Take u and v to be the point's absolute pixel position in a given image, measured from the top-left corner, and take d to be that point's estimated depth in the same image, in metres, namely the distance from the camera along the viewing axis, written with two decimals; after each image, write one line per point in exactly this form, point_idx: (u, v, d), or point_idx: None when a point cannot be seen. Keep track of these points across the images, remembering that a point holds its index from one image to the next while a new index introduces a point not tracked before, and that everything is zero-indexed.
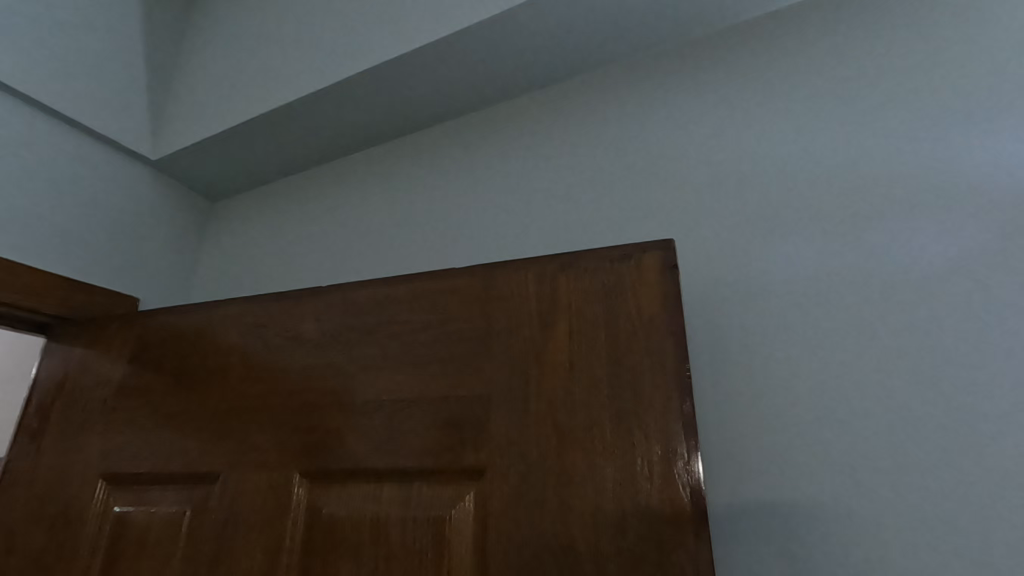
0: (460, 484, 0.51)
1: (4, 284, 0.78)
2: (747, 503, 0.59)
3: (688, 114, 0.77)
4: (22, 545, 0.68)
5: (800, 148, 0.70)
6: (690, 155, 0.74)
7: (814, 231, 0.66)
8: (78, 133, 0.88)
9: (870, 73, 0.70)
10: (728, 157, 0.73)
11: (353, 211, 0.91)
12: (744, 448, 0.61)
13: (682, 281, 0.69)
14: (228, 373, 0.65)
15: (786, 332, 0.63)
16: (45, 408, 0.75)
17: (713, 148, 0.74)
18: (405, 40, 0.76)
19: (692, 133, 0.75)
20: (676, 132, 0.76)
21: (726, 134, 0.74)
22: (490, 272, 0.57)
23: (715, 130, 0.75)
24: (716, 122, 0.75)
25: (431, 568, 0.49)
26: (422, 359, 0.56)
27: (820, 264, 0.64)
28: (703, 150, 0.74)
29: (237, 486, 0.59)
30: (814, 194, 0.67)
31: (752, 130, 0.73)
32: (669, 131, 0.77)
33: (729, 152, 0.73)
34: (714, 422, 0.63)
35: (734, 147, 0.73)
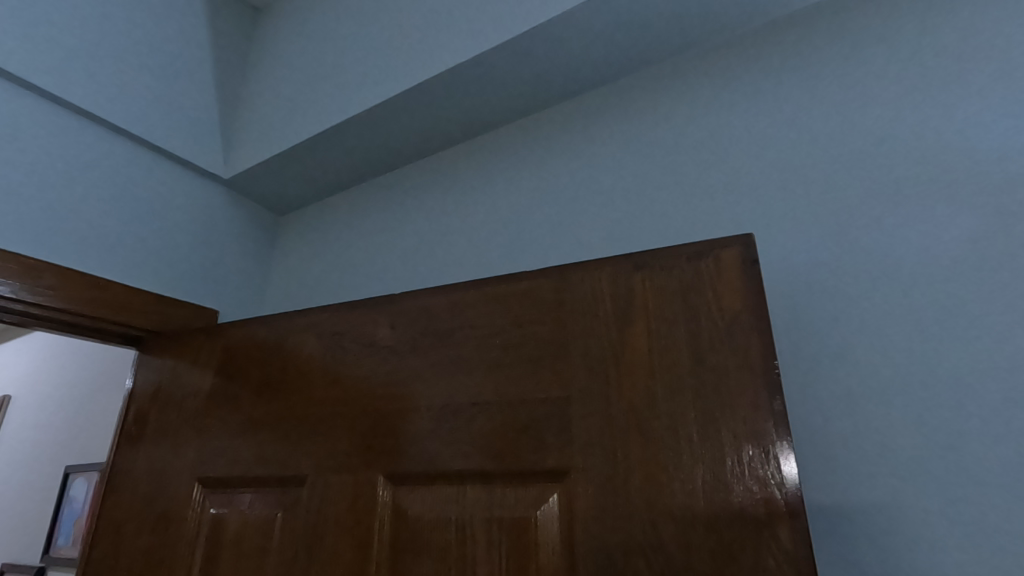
0: (544, 485, 0.51)
1: (99, 301, 0.85)
2: (843, 504, 0.55)
3: (749, 102, 0.74)
4: (130, 544, 0.73)
5: (874, 126, 0.65)
6: (752, 144, 0.72)
7: (904, 210, 0.60)
8: (158, 157, 0.96)
9: (952, 37, 0.64)
10: (796, 141, 0.69)
11: (417, 218, 0.93)
12: (829, 446, 0.57)
13: (763, 271, 0.65)
14: (310, 381, 0.68)
15: (879, 321, 0.58)
16: (142, 417, 0.81)
17: (779, 134, 0.70)
18: (457, 51, 0.79)
19: (753, 120, 0.73)
20: (738, 120, 0.74)
21: (793, 119, 0.70)
22: (562, 274, 0.57)
23: (778, 116, 0.71)
24: (779, 107, 0.72)
25: (519, 569, 0.50)
26: (498, 364, 0.57)
27: (913, 246, 0.59)
28: (767, 137, 0.71)
29: (324, 489, 0.62)
30: (894, 173, 0.62)
31: (824, 110, 0.69)
32: (729, 121, 0.74)
33: (797, 136, 0.69)
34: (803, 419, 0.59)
35: (801, 130, 0.69)
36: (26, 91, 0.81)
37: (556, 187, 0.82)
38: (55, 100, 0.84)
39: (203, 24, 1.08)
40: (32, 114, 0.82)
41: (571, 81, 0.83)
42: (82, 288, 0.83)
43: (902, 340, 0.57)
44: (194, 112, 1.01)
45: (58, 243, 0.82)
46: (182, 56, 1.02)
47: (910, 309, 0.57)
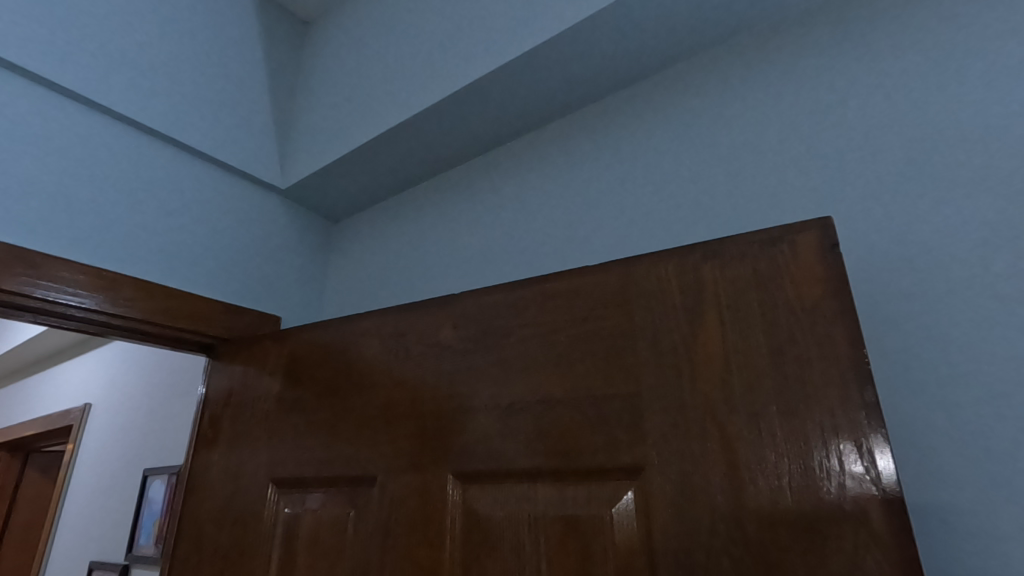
0: (618, 483, 0.50)
1: (174, 310, 0.89)
2: (949, 509, 0.49)
3: (808, 72, 0.68)
4: (211, 542, 0.76)
5: (959, 86, 0.58)
6: (816, 115, 0.66)
7: (1003, 177, 0.53)
8: (219, 172, 1.01)
9: None
10: (867, 109, 0.63)
11: (470, 219, 0.93)
12: (929, 446, 0.51)
13: (845, 259, 0.59)
14: (375, 382, 0.69)
15: (982, 303, 0.51)
16: (217, 421, 0.84)
17: (845, 103, 0.65)
18: (504, 50, 0.79)
19: (815, 91, 0.67)
20: (798, 91, 0.68)
21: (862, 85, 0.64)
22: (627, 267, 0.56)
23: (841, 83, 0.66)
24: (844, 73, 0.66)
25: (596, 568, 0.49)
26: (564, 360, 0.56)
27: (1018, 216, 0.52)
28: (832, 107, 0.65)
29: (394, 488, 0.62)
30: (989, 138, 0.55)
31: (898, 72, 0.62)
32: (787, 96, 0.69)
33: (867, 103, 0.63)
34: (897, 416, 0.53)
35: (874, 96, 0.63)
36: (97, 112, 0.87)
37: (608, 178, 0.80)
38: (124, 119, 0.89)
39: (255, 41, 1.12)
40: (103, 134, 0.87)
41: (614, 66, 0.79)
42: (158, 298, 0.88)
43: (1002, 324, 0.50)
44: (252, 128, 1.06)
45: (134, 256, 0.87)
46: (238, 75, 1.07)
47: (1013, 288, 0.50)
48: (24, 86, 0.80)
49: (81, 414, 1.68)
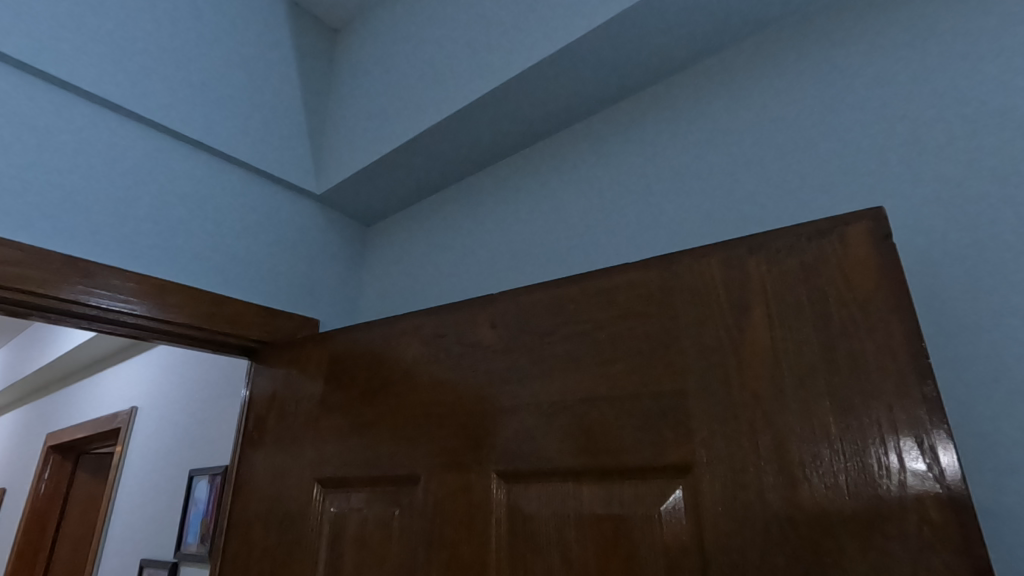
0: (666, 481, 0.50)
1: (218, 315, 0.92)
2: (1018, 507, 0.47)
3: (849, 60, 0.67)
4: (261, 541, 0.78)
5: (1009, 68, 0.56)
6: (858, 103, 0.65)
7: None
8: (258, 179, 1.04)
9: None
10: (911, 95, 0.61)
11: (504, 219, 0.94)
12: (994, 441, 0.49)
13: (897, 249, 0.58)
14: (416, 382, 0.70)
15: None
16: (263, 422, 0.86)
17: (889, 90, 0.63)
18: (534, 50, 0.79)
19: (855, 79, 0.66)
20: (838, 80, 0.67)
21: (903, 72, 0.63)
22: (669, 263, 0.55)
23: (884, 70, 0.64)
24: (886, 60, 0.64)
25: (645, 566, 0.49)
26: (606, 359, 0.56)
27: None
28: (875, 94, 0.64)
29: (438, 487, 0.63)
30: None
31: (942, 57, 0.60)
32: (826, 84, 0.68)
33: (913, 90, 0.61)
34: (958, 411, 0.51)
35: (919, 82, 0.61)
36: (140, 124, 0.90)
37: (643, 175, 0.79)
38: (166, 131, 0.92)
39: (288, 52, 1.15)
40: (147, 145, 0.90)
41: (647, 62, 0.79)
42: (202, 303, 0.90)
43: None
44: (287, 136, 1.09)
45: (180, 263, 0.90)
46: (273, 85, 1.10)
47: None
48: (72, 101, 0.83)
49: (128, 417, 1.74)
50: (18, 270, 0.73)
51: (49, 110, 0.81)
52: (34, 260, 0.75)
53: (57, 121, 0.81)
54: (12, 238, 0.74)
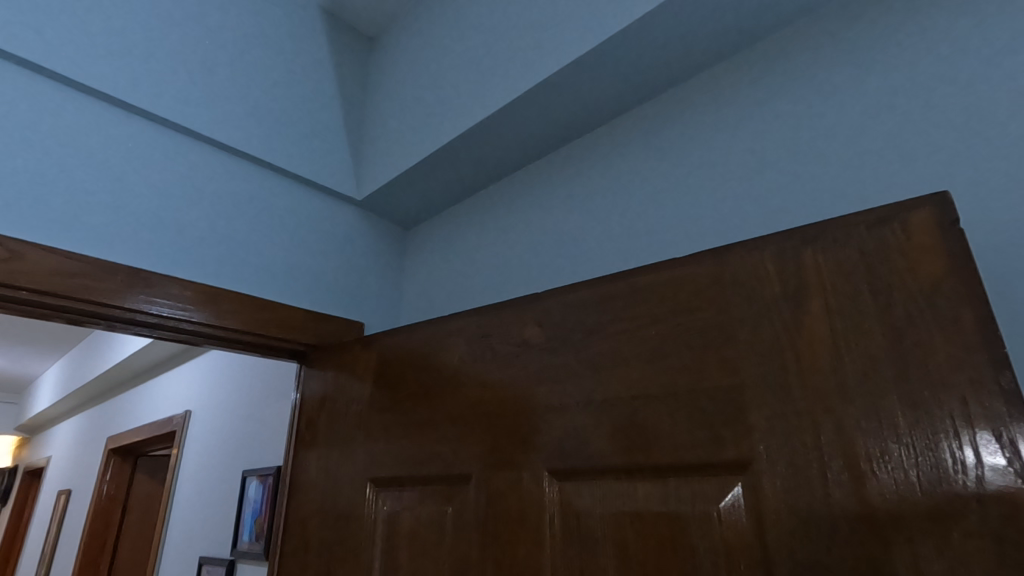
0: (723, 478, 0.49)
1: (269, 321, 0.95)
2: None
3: (899, 40, 0.64)
4: (317, 539, 0.81)
5: None
6: (911, 84, 0.62)
7: None
8: (301, 188, 1.07)
9: None
10: (969, 73, 0.59)
11: (544, 218, 0.94)
12: None
13: (966, 236, 0.55)
14: (463, 382, 0.71)
15: None
16: (315, 424, 0.89)
17: (944, 69, 0.60)
18: (569, 49, 0.80)
19: (907, 60, 0.63)
20: (889, 62, 0.65)
21: (957, 50, 0.60)
22: (720, 257, 0.55)
23: (937, 49, 0.61)
24: (939, 39, 0.62)
25: (705, 565, 0.48)
26: (657, 355, 0.56)
27: None
28: (929, 75, 0.61)
29: (490, 486, 0.64)
30: None
31: (1000, 33, 0.58)
32: (876, 67, 0.65)
33: (970, 69, 0.59)
34: None
35: (977, 60, 0.59)
36: (190, 138, 0.94)
37: (685, 169, 0.78)
38: (215, 144, 0.96)
39: (326, 64, 1.19)
40: (199, 159, 0.94)
41: (684, 54, 0.78)
42: (253, 309, 0.93)
43: None
44: (328, 144, 1.12)
45: (232, 271, 0.93)
46: (313, 96, 1.14)
47: None
48: (129, 120, 0.88)
49: (183, 420, 1.81)
50: (86, 282, 0.77)
51: (109, 129, 0.85)
52: (97, 271, 0.79)
53: (114, 139, 0.86)
54: (78, 251, 0.78)
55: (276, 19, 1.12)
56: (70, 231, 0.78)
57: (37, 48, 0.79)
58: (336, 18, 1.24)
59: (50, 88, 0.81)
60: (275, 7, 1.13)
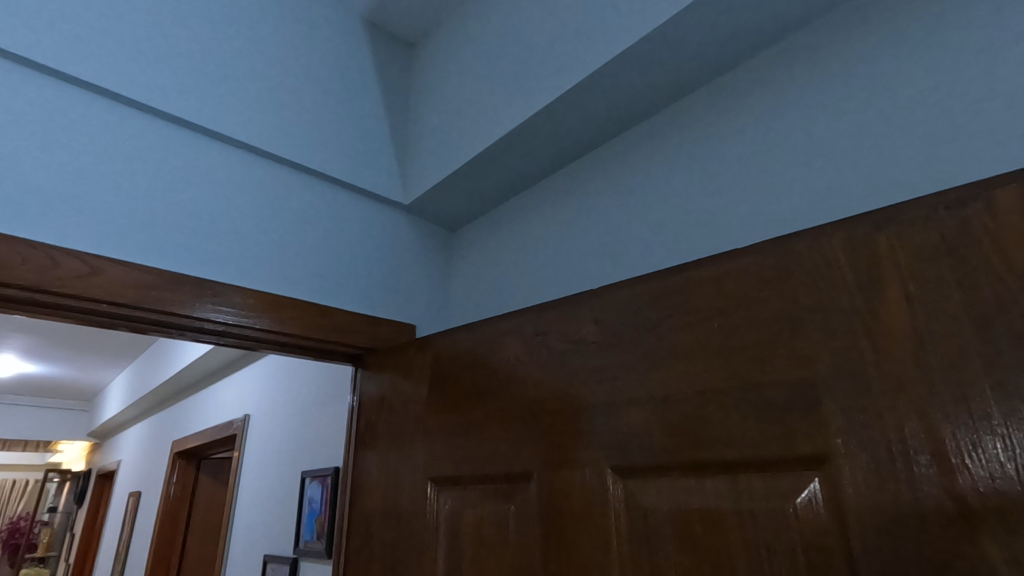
0: (799, 473, 0.47)
1: (325, 325, 0.97)
2: None
3: (966, 8, 0.61)
4: (381, 538, 0.83)
5: None
6: (982, 54, 0.58)
7: None
8: (350, 195, 1.10)
9: None
10: None
11: (591, 214, 0.93)
12: None
13: None
14: (520, 381, 0.71)
15: None
16: (374, 424, 0.91)
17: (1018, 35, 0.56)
18: (613, 43, 0.79)
19: (975, 29, 0.60)
20: (957, 29, 0.61)
21: None
22: (784, 247, 0.53)
23: (1010, 15, 0.58)
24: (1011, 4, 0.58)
25: (783, 565, 0.46)
26: (721, 348, 0.54)
27: None
28: (1001, 43, 0.57)
29: (552, 483, 0.64)
30: None
31: None
32: (940, 38, 0.62)
33: None
34: None
35: None
36: (245, 151, 0.97)
37: (737, 157, 0.76)
38: (269, 156, 0.99)
39: (370, 73, 1.22)
40: (255, 171, 0.98)
41: (731, 38, 0.76)
42: (310, 314, 0.96)
43: None
44: (374, 152, 1.15)
45: (288, 278, 0.96)
46: (358, 106, 1.17)
47: None
48: (190, 138, 0.92)
49: (243, 424, 1.89)
50: (156, 292, 0.81)
51: (172, 147, 0.89)
52: (166, 282, 0.82)
53: (177, 156, 0.90)
54: (148, 264, 0.82)
55: (319, 32, 1.16)
56: (141, 245, 0.82)
57: (104, 73, 0.84)
58: (375, 27, 1.27)
59: (118, 111, 0.85)
60: (318, 20, 1.17)
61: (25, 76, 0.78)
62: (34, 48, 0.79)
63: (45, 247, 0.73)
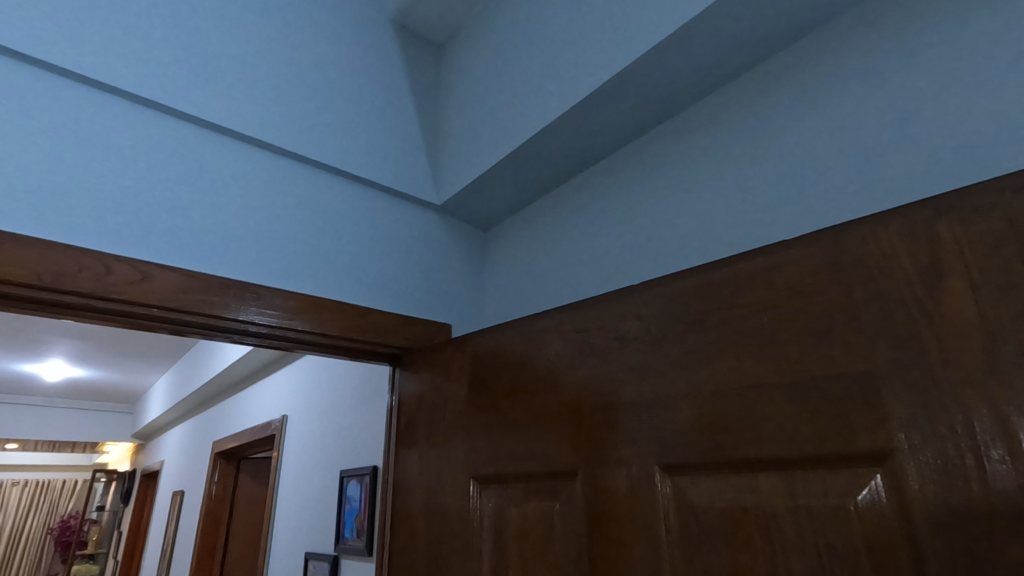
0: (859, 470, 0.46)
1: (364, 326, 0.99)
2: None
3: None
4: (425, 536, 0.83)
5: None
6: None
7: None
8: (385, 197, 1.11)
9: None
10: None
11: (627, 210, 0.93)
12: None
13: None
14: (561, 379, 0.71)
15: None
16: (414, 423, 0.92)
17: None
18: (647, 36, 0.79)
19: None
20: (1014, 3, 0.58)
21: None
22: (835, 237, 0.52)
23: None
24: None
25: (846, 565, 0.45)
26: (771, 342, 0.53)
27: None
28: None
29: (597, 481, 0.63)
30: None
31: None
32: (993, 17, 0.59)
33: None
34: None
35: None
36: (283, 157, 1.00)
37: (779, 148, 0.75)
38: (306, 160, 1.01)
39: (400, 76, 1.23)
40: (292, 175, 1.00)
41: (769, 27, 0.74)
42: (349, 316, 0.97)
43: None
44: (406, 154, 1.16)
45: (326, 280, 0.98)
46: (390, 108, 1.18)
47: None
48: (231, 144, 0.94)
49: (281, 424, 1.93)
50: (202, 296, 0.83)
51: (215, 154, 0.92)
52: (210, 287, 0.84)
53: (219, 163, 0.92)
54: (194, 269, 0.84)
55: (351, 37, 1.18)
56: (187, 250, 0.84)
57: (151, 85, 0.87)
58: (405, 30, 1.29)
59: (164, 121, 0.88)
60: (350, 25, 1.18)
61: (78, 91, 0.82)
62: (84, 63, 0.81)
63: (99, 255, 0.76)
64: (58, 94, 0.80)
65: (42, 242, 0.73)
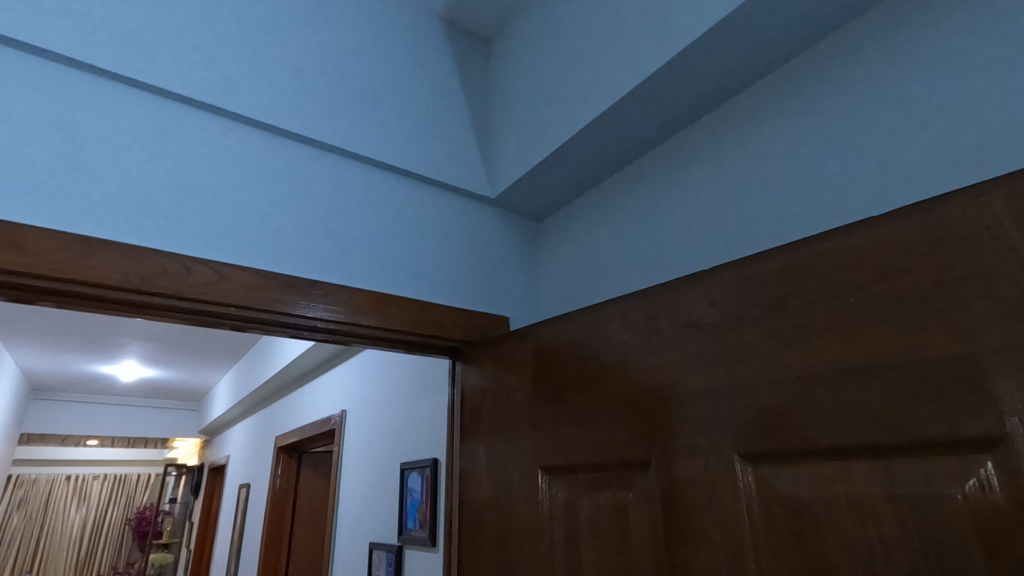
0: (966, 457, 0.43)
1: (425, 320, 1.00)
2: None
3: None
4: (495, 526, 0.84)
5: None
6: None
7: None
8: (439, 192, 1.13)
9: None
10: None
11: (688, 194, 0.91)
12: None
13: None
14: (630, 368, 0.70)
15: None
16: (479, 414, 0.93)
17: None
18: (705, 15, 0.76)
19: None
20: None
21: None
22: (927, 214, 0.49)
23: None
24: None
25: (955, 558, 0.42)
26: (860, 325, 0.51)
27: None
28: None
29: (673, 471, 0.62)
30: None
31: None
32: None
33: None
34: None
35: None
36: (341, 156, 1.02)
37: (851, 121, 0.71)
38: (363, 159, 1.04)
39: (450, 71, 1.24)
40: (350, 175, 1.02)
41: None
42: (410, 310, 0.99)
43: None
44: (458, 149, 1.17)
45: (386, 276, 1.00)
46: (440, 105, 1.19)
47: None
48: (292, 147, 0.97)
49: (341, 418, 1.99)
50: (271, 294, 0.86)
51: (278, 156, 0.95)
52: (280, 285, 0.87)
53: (282, 165, 0.95)
54: (264, 267, 0.87)
55: (401, 34, 1.19)
56: (255, 250, 0.88)
57: (217, 94, 0.91)
58: (452, 25, 1.30)
59: (229, 127, 0.92)
60: (401, 24, 1.20)
61: (153, 103, 0.86)
62: (157, 76, 0.86)
63: (179, 257, 0.80)
64: (136, 107, 0.84)
65: (129, 247, 0.77)
